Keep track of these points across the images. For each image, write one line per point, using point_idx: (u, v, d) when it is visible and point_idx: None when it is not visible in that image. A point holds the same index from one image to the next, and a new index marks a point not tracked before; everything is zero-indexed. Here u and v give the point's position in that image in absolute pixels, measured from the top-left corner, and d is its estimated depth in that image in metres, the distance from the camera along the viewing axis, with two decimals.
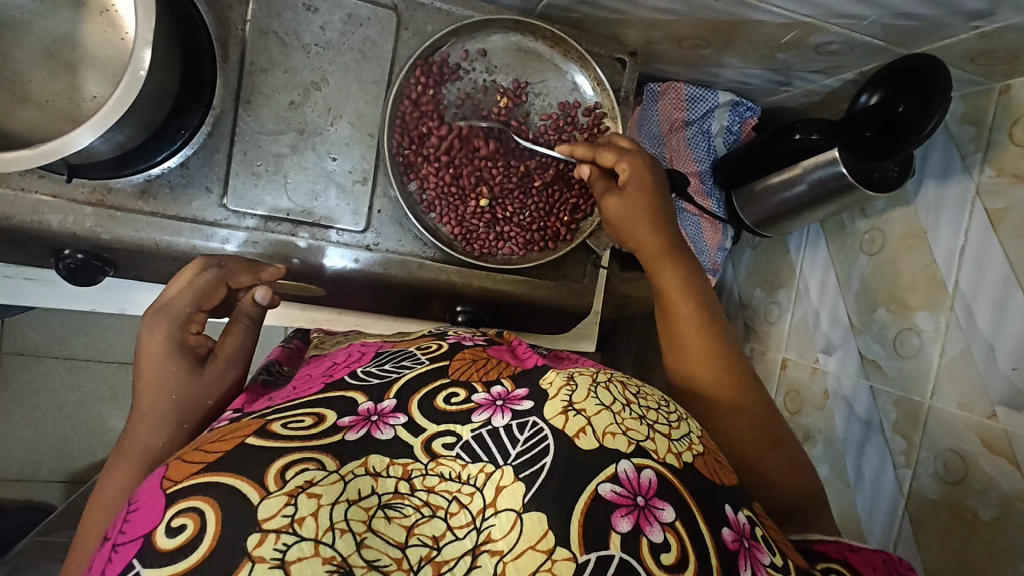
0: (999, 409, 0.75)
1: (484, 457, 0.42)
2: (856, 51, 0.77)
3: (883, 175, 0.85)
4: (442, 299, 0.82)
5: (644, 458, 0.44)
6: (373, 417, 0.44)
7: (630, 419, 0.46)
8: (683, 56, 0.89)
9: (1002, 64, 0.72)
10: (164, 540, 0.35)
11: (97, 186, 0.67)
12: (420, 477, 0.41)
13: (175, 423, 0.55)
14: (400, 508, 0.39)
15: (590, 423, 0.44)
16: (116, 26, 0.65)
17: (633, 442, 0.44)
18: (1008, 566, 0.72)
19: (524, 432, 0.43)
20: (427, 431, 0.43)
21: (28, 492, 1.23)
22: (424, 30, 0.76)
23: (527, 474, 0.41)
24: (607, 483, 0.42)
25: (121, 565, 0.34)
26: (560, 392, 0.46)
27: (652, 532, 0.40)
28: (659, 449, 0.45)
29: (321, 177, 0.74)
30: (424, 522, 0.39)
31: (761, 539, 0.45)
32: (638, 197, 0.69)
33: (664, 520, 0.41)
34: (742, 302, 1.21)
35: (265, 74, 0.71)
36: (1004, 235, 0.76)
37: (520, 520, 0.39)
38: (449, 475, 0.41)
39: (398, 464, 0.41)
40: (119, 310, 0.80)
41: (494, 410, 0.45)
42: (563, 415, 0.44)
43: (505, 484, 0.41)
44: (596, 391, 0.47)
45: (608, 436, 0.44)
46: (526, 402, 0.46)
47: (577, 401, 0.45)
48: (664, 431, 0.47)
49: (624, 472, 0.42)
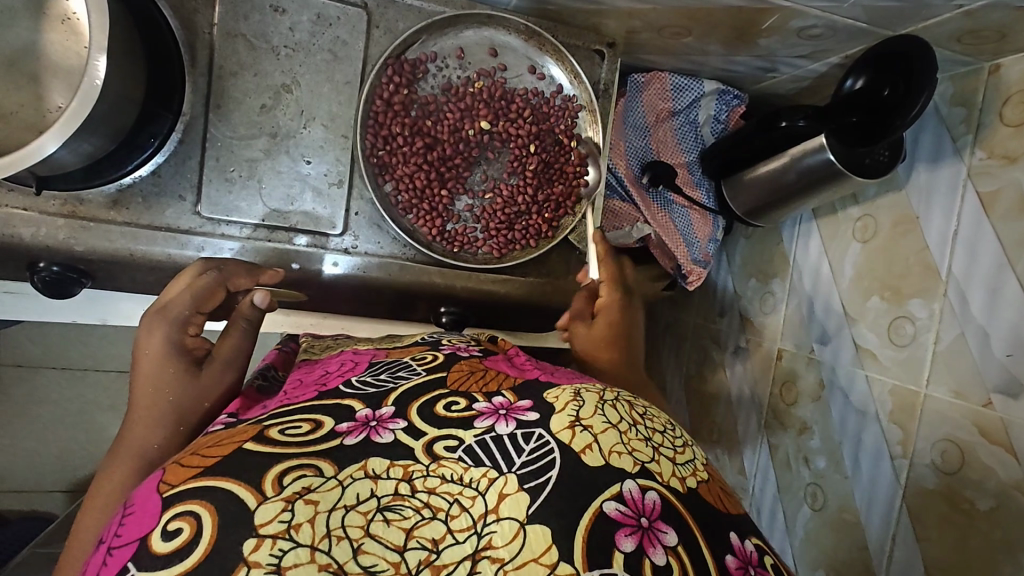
0: (995, 397, 0.73)
1: (487, 462, 0.41)
2: (840, 35, 0.74)
3: (873, 161, 0.83)
4: (427, 300, 0.82)
5: (648, 480, 0.42)
6: (372, 423, 0.43)
7: (636, 440, 0.44)
8: (665, 45, 0.87)
9: (990, 42, 0.71)
10: (159, 543, 0.34)
11: (68, 198, 0.67)
12: (421, 478, 0.39)
13: (171, 426, 0.54)
14: (400, 510, 0.37)
15: (596, 440, 0.43)
16: (77, 34, 0.65)
17: (638, 463, 0.43)
18: (1006, 556, 0.71)
19: (530, 442, 0.42)
20: (428, 434, 0.43)
21: (33, 502, 1.23)
22: (395, 28, 0.75)
23: (532, 486, 0.40)
24: (612, 501, 0.40)
25: (117, 567, 0.34)
26: (567, 407, 0.46)
27: (655, 555, 0.38)
28: (663, 472, 0.43)
29: (296, 181, 0.73)
30: (424, 524, 0.37)
31: (769, 568, 0.42)
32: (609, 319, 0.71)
33: (667, 544, 0.39)
34: (737, 293, 1.19)
35: (235, 77, 0.70)
36: (997, 218, 0.74)
37: (523, 531, 0.38)
38: (451, 477, 0.40)
39: (398, 466, 0.40)
40: (100, 319, 0.78)
41: (497, 418, 0.44)
42: (569, 429, 0.43)
43: (508, 492, 0.39)
44: (602, 408, 0.46)
45: (614, 455, 0.43)
46: (531, 413, 0.45)
47: (585, 416, 0.45)
48: (670, 454, 0.45)
49: (629, 491, 0.41)
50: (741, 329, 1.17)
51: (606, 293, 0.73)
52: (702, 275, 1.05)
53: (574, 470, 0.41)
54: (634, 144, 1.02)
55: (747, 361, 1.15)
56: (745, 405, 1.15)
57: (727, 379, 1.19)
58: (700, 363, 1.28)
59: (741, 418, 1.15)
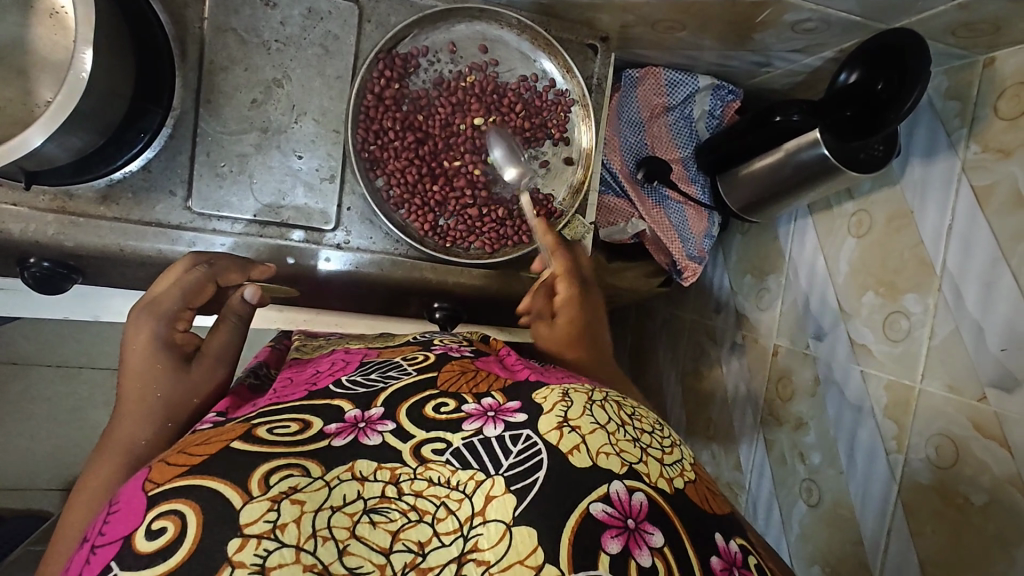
0: (989, 392, 0.73)
1: (475, 464, 0.41)
2: (834, 29, 0.74)
3: (869, 155, 0.82)
4: (420, 296, 0.82)
5: (635, 481, 0.42)
6: (360, 425, 0.43)
7: (624, 441, 0.44)
8: (659, 40, 0.87)
9: (984, 35, 0.70)
10: (143, 542, 0.34)
11: (57, 194, 0.67)
12: (408, 481, 0.39)
13: (159, 423, 0.54)
14: (387, 513, 0.37)
15: (584, 441, 0.43)
16: (65, 28, 0.64)
17: (626, 464, 0.42)
18: (1000, 551, 0.71)
19: (517, 445, 0.42)
20: (417, 437, 0.42)
21: (27, 500, 1.22)
22: (387, 22, 0.74)
23: (519, 487, 0.40)
24: (599, 503, 0.40)
25: (100, 566, 0.33)
26: (555, 407, 0.45)
27: (641, 556, 0.38)
28: (651, 473, 0.43)
29: (287, 176, 0.73)
30: (411, 527, 0.37)
31: (754, 567, 0.42)
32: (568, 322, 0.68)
33: (654, 546, 0.39)
34: (732, 289, 1.19)
35: (225, 72, 0.70)
36: (991, 212, 0.74)
37: (510, 533, 0.38)
38: (438, 480, 0.40)
39: (386, 468, 0.40)
40: (93, 318, 0.77)
41: (485, 421, 0.44)
42: (557, 430, 0.43)
43: (495, 494, 0.39)
44: (591, 408, 0.45)
45: (602, 455, 0.42)
46: (519, 414, 0.45)
47: (573, 417, 0.44)
48: (657, 455, 0.45)
49: (616, 493, 0.40)
50: (736, 326, 1.17)
51: (561, 287, 0.69)
52: (697, 271, 1.05)
53: (563, 470, 0.41)
54: (628, 140, 1.03)
55: (743, 358, 1.14)
56: (741, 402, 1.14)
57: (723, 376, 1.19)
58: (696, 360, 1.27)
59: (737, 415, 1.15)
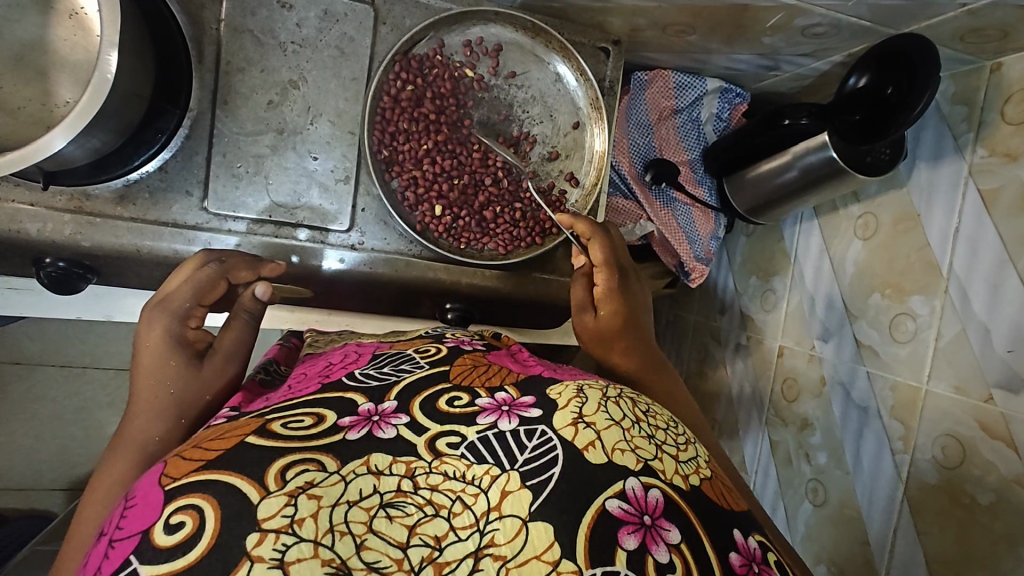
0: (996, 392, 0.74)
1: (490, 459, 0.41)
2: (844, 33, 0.75)
3: (875, 159, 0.83)
4: (432, 296, 0.83)
5: (651, 477, 0.42)
6: (374, 417, 0.43)
7: (638, 437, 0.44)
8: (669, 43, 0.87)
9: (992, 41, 0.71)
10: (162, 536, 0.34)
11: (75, 193, 0.67)
12: (423, 475, 0.39)
13: (174, 418, 0.53)
14: (403, 508, 0.37)
15: (599, 437, 0.43)
16: (85, 28, 0.65)
17: (641, 460, 0.43)
18: (1007, 550, 0.72)
19: (532, 440, 0.42)
20: (431, 430, 0.42)
21: (31, 500, 1.23)
22: (402, 25, 0.75)
23: (535, 483, 0.40)
24: (615, 499, 0.40)
25: (118, 560, 0.34)
26: (570, 403, 0.45)
27: (658, 552, 0.38)
28: (667, 469, 0.43)
29: (303, 177, 0.73)
30: (427, 522, 0.37)
31: (771, 564, 0.43)
32: (610, 317, 0.68)
33: (671, 542, 0.39)
34: (738, 290, 1.20)
35: (242, 73, 0.70)
36: (998, 215, 0.75)
37: (526, 528, 0.38)
38: (453, 474, 0.40)
39: (401, 463, 0.40)
40: (105, 316, 0.79)
41: (500, 415, 0.44)
42: (572, 426, 0.43)
43: (510, 489, 0.39)
44: (605, 405, 0.46)
45: (617, 452, 0.43)
46: (534, 410, 0.45)
47: (587, 414, 0.45)
48: (672, 452, 0.45)
49: (632, 489, 0.41)
50: (741, 327, 1.18)
51: (601, 278, 0.69)
52: (704, 272, 1.06)
53: (578, 464, 0.41)
54: (636, 142, 1.03)
55: (749, 358, 1.15)
56: (746, 403, 1.15)
57: (728, 376, 1.20)
58: (701, 360, 1.28)
59: (742, 415, 1.16)
